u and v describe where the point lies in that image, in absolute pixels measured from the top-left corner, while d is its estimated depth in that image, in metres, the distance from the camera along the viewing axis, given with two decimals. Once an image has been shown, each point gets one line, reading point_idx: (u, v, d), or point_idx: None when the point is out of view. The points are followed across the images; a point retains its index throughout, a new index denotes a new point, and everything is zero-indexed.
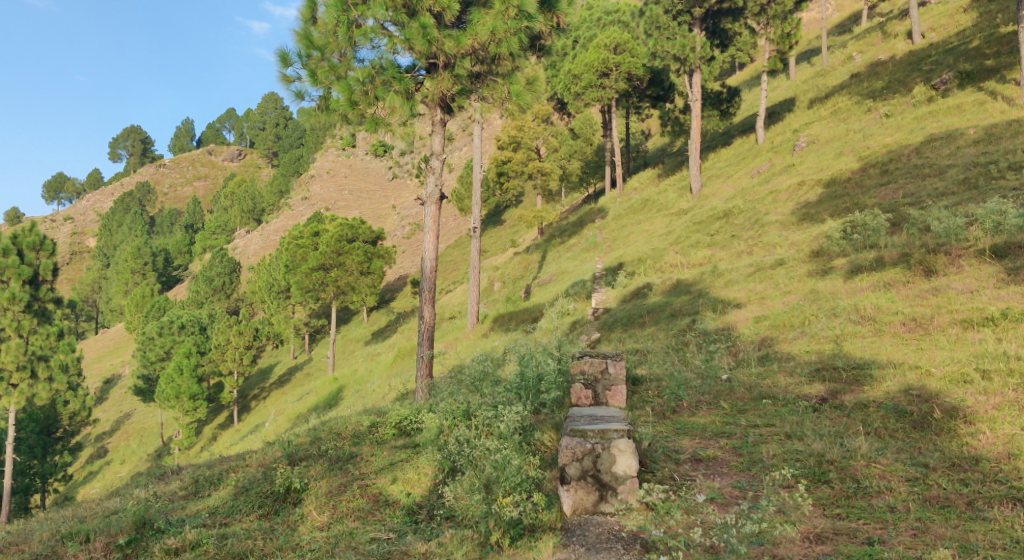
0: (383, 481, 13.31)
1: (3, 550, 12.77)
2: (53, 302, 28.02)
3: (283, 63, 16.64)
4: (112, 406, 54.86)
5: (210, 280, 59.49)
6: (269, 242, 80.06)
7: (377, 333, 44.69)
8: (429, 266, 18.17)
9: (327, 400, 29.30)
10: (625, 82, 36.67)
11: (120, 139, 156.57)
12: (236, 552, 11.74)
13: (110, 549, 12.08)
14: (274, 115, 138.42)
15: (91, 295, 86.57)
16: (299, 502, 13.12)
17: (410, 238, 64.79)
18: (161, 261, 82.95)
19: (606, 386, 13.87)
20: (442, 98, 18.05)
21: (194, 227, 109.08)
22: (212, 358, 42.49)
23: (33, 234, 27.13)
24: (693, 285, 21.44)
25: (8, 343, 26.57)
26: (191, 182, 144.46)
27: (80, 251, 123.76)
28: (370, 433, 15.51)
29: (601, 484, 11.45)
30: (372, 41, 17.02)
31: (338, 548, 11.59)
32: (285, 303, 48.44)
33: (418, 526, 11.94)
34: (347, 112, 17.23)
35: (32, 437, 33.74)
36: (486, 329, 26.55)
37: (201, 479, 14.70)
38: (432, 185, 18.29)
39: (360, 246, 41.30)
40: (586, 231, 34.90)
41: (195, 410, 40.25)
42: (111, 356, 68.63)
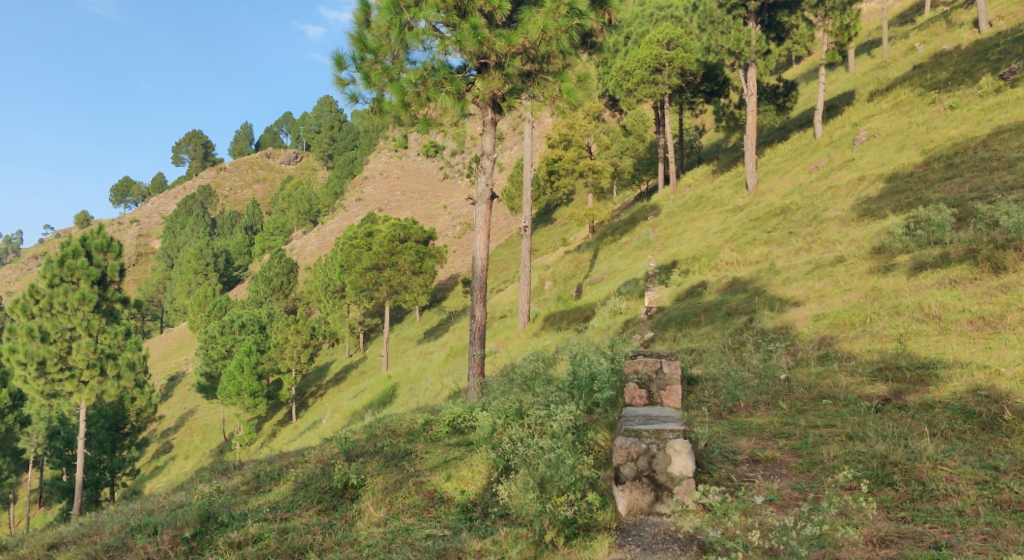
0: (438, 478, 13.46)
1: (77, 541, 13.30)
2: (120, 302, 29.00)
3: (338, 67, 16.97)
4: (176, 403, 56.59)
5: (269, 280, 60.93)
6: (325, 242, 81.55)
7: (429, 332, 45.08)
8: (480, 265, 18.30)
9: (382, 398, 29.70)
10: (678, 78, 36.22)
11: (182, 144, 161.36)
12: (297, 546, 12.00)
13: (176, 541, 12.46)
14: (329, 118, 140.62)
15: (156, 295, 89.52)
16: (356, 498, 13.37)
17: (461, 238, 65.21)
18: (223, 262, 85.30)
19: (661, 385, 13.73)
20: (493, 98, 18.12)
21: (253, 228, 111.80)
22: (271, 356, 43.49)
23: (101, 236, 28.32)
24: (750, 284, 21.08)
25: (79, 342, 27.53)
26: (250, 185, 147.96)
27: (146, 252, 128.09)
28: (425, 430, 15.72)
29: (656, 485, 11.40)
30: (424, 43, 17.18)
31: (395, 544, 11.76)
32: (340, 302, 49.26)
33: (474, 523, 12.05)
34: (400, 113, 17.52)
35: (102, 433, 35.05)
36: (538, 328, 26.56)
37: (262, 474, 15.09)
38: (483, 185, 18.40)
39: (412, 246, 41.70)
40: (638, 229, 34.61)
41: (255, 406, 41.31)
42: (176, 354, 70.81)
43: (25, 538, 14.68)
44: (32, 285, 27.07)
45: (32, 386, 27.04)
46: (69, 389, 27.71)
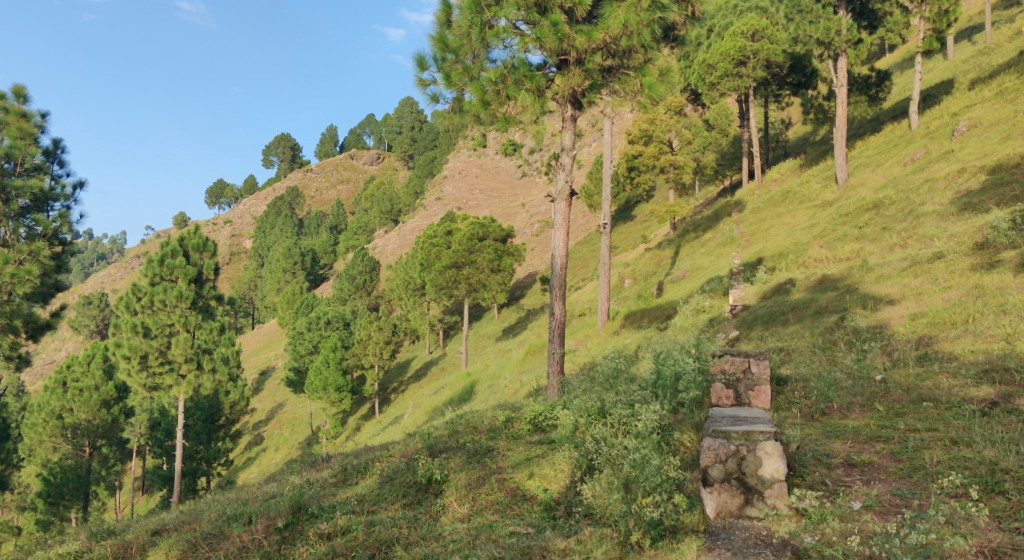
0: (521, 476, 13.50)
1: (178, 528, 13.91)
2: (215, 299, 30.21)
3: (420, 67, 17.21)
4: (267, 397, 58.63)
5: (353, 278, 62.44)
6: (406, 241, 83.05)
7: (508, 329, 45.29)
8: (559, 263, 18.24)
9: (462, 394, 30.01)
10: (764, 70, 35.27)
11: (271, 147, 167.06)
12: (384, 539, 12.21)
13: (270, 531, 12.86)
14: (410, 119, 142.71)
15: (248, 293, 92.99)
16: (440, 493, 13.54)
17: (540, 235, 65.28)
18: (310, 261, 87.86)
19: (749, 386, 13.56)
20: (573, 94, 17.94)
21: (338, 228, 114.70)
22: (355, 352, 44.51)
23: (197, 237, 29.60)
24: (841, 281, 20.31)
25: (177, 337, 28.76)
26: (335, 185, 151.94)
27: (239, 251, 133.32)
28: (506, 428, 15.81)
29: (746, 488, 11.15)
30: (504, 41, 17.23)
31: (479, 540, 11.81)
32: (421, 299, 50.04)
33: (557, 522, 11.99)
34: (480, 112, 17.61)
35: (199, 424, 36.68)
36: (618, 326, 26.28)
37: (349, 468, 15.47)
38: (563, 182, 18.31)
39: (491, 244, 41.92)
40: (722, 225, 33.86)
41: (340, 401, 42.38)
42: (266, 349, 73.37)
43: (131, 523, 15.45)
44: (135, 283, 28.56)
45: (135, 378, 28.47)
46: (168, 382, 28.98)
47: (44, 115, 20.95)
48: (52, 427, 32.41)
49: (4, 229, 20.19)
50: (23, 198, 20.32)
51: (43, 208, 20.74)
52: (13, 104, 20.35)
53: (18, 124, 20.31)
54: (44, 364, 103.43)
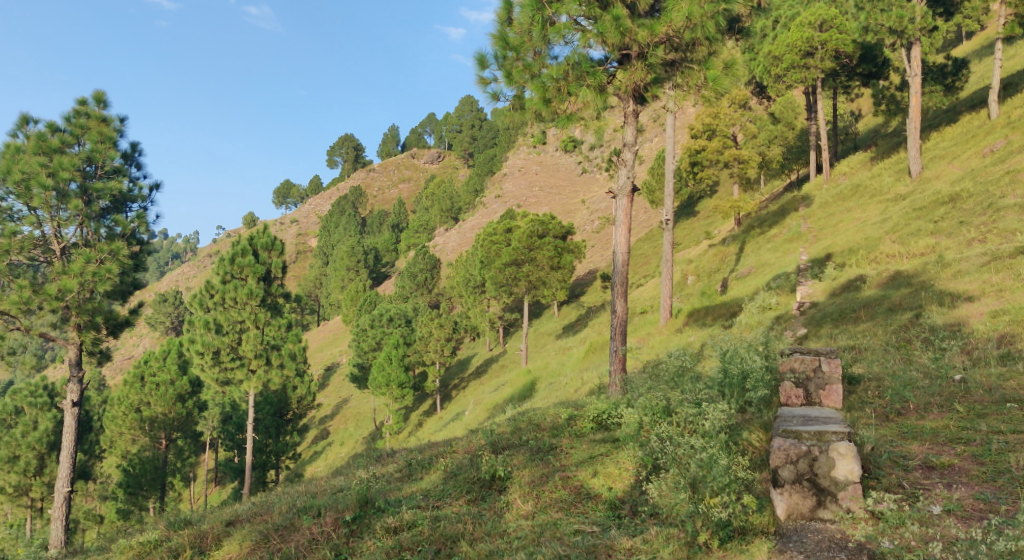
0: (585, 474, 13.46)
1: (250, 519, 14.30)
2: (283, 297, 30.88)
3: (481, 66, 17.31)
4: (332, 392, 59.87)
5: (414, 275, 63.14)
6: (466, 238, 83.67)
7: (569, 327, 45.18)
8: (621, 259, 18.09)
9: (523, 392, 30.00)
10: (832, 61, 34.31)
11: (335, 147, 170.16)
12: (449, 534, 12.31)
13: (338, 523, 13.13)
14: (470, 118, 143.37)
15: (313, 290, 95.16)
16: (504, 490, 13.60)
17: (600, 232, 64.85)
18: (373, 258, 89.20)
19: (820, 385, 13.24)
20: (636, 89, 17.79)
21: (399, 226, 116.08)
22: (417, 349, 45.01)
23: (265, 236, 30.29)
24: (915, 277, 19.59)
25: (248, 334, 29.62)
26: (396, 184, 153.85)
27: (304, 250, 136.47)
28: (569, 425, 15.78)
29: (819, 489, 10.94)
30: (566, 37, 17.17)
31: (544, 538, 11.82)
32: (481, 297, 50.32)
33: (623, 521, 11.91)
34: (541, 110, 17.59)
35: (268, 418, 37.73)
36: (681, 324, 25.94)
37: (414, 463, 15.66)
38: (624, 177, 18.15)
39: (551, 241, 41.62)
40: (788, 221, 33.04)
41: (403, 397, 42.85)
42: (331, 346, 74.85)
43: (206, 513, 15.94)
44: (208, 281, 29.50)
45: (208, 373, 29.63)
46: (239, 377, 29.92)
47: (123, 120, 21.76)
48: (131, 420, 33.68)
49: (87, 229, 21.19)
50: (104, 199, 21.20)
51: (121, 209, 21.66)
52: (94, 110, 21.20)
53: (99, 129, 21.14)
54: (123, 359, 108.17)
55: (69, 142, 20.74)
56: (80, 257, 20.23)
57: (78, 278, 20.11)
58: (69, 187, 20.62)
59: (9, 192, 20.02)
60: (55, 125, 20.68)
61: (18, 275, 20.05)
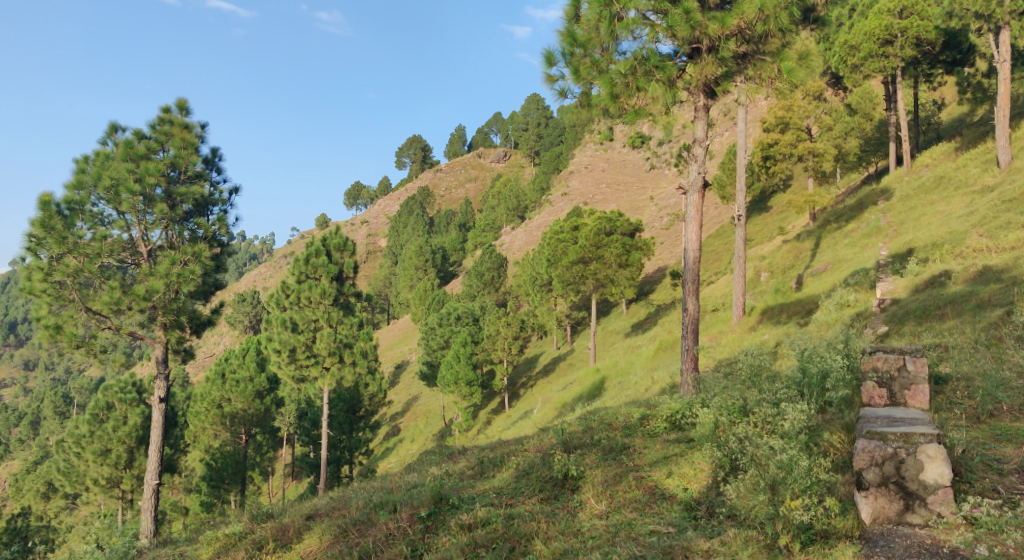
0: (659, 474, 13.36)
1: (329, 513, 14.66)
2: (355, 296, 31.49)
3: (548, 63, 17.36)
4: (402, 390, 60.78)
5: (481, 274, 63.56)
6: (532, 237, 83.74)
7: (638, 325, 44.77)
8: (693, 256, 17.81)
9: (592, 391, 29.84)
10: (913, 49, 33.06)
11: (403, 148, 172.55)
12: (523, 532, 12.35)
13: (414, 519, 13.34)
14: (537, 116, 143.23)
15: (383, 290, 96.87)
16: (577, 489, 13.57)
17: (669, 229, 63.99)
18: (441, 258, 90.14)
19: (905, 385, 12.76)
20: (706, 83, 17.46)
21: (466, 226, 116.98)
22: (485, 347, 45.27)
23: (338, 237, 30.93)
24: (1005, 273, 18.70)
25: (322, 332, 30.32)
26: (463, 184, 154.89)
27: (374, 250, 139.14)
28: (642, 425, 15.63)
29: (906, 493, 10.63)
30: (634, 33, 17.01)
31: (618, 537, 11.75)
32: (548, 295, 50.22)
33: (699, 522, 11.78)
34: (609, 105, 17.49)
35: (341, 414, 38.56)
36: (754, 321, 25.39)
37: (486, 461, 15.79)
38: (695, 173, 17.85)
39: (619, 238, 41.14)
40: (867, 215, 31.94)
41: (471, 395, 43.07)
42: (401, 344, 75.94)
43: (287, 506, 16.39)
44: (284, 281, 30.38)
45: (285, 370, 30.46)
46: (314, 374, 30.68)
47: (204, 126, 22.54)
48: (213, 415, 34.86)
49: (171, 232, 22.11)
50: (187, 203, 22.05)
51: (203, 212, 22.52)
52: (177, 117, 22.02)
53: (182, 135, 21.98)
54: (205, 357, 112.67)
55: (155, 148, 21.57)
56: (165, 259, 21.04)
57: (164, 279, 20.93)
58: (155, 192, 21.50)
59: (99, 197, 20.96)
60: (142, 132, 21.55)
61: (109, 276, 20.96)
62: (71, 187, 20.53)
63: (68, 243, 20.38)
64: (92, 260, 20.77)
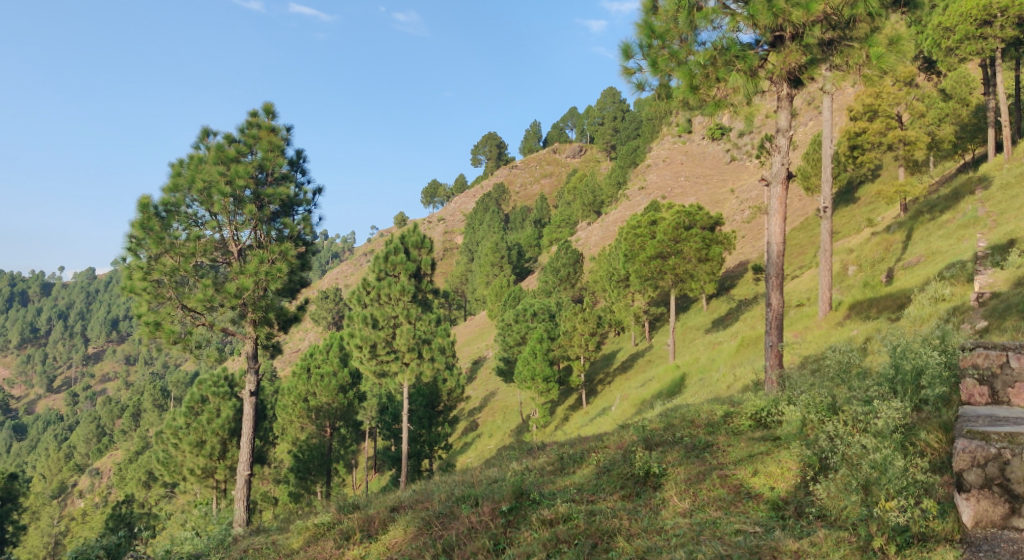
0: (744, 473, 13.12)
1: (412, 506, 14.95)
2: (433, 292, 31.93)
3: (625, 56, 17.27)
4: (480, 385, 61.37)
5: (557, 270, 63.52)
6: (609, 232, 83.17)
7: (718, 321, 43.88)
8: (776, 250, 17.38)
9: (671, 388, 29.48)
10: (1015, 29, 31.17)
11: (479, 146, 173.80)
12: (605, 529, 12.30)
13: (495, 514, 13.44)
14: (612, 110, 141.93)
15: (460, 286, 98.12)
16: (659, 487, 13.44)
17: (751, 222, 62.47)
18: (516, 254, 90.50)
19: (1009, 382, 12.06)
20: (790, 72, 16.95)
21: (541, 222, 117.08)
22: (561, 343, 45.09)
23: (416, 235, 31.42)
24: None
25: (401, 328, 30.89)
26: (539, 180, 154.87)
27: (451, 247, 140.97)
28: (725, 423, 15.34)
29: (1012, 495, 10.08)
30: (713, 22, 16.66)
31: (703, 536, 11.56)
32: (625, 291, 49.81)
33: (787, 522, 11.58)
34: (689, 98, 17.17)
35: (421, 409, 39.23)
36: (841, 317, 24.59)
37: (566, 457, 15.79)
38: (779, 164, 17.41)
39: (698, 233, 40.39)
40: (963, 204, 30.42)
41: (548, 391, 43.14)
42: (478, 340, 76.64)
43: (371, 498, 16.80)
44: (365, 278, 31.10)
45: (366, 365, 31.17)
46: (394, 369, 31.27)
47: (289, 129, 23.21)
48: (299, 409, 35.97)
49: (260, 232, 22.92)
50: (274, 204, 22.80)
51: (289, 212, 23.24)
52: (264, 120, 22.78)
53: (269, 138, 22.68)
54: (291, 352, 116.64)
55: (244, 151, 22.38)
56: (254, 258, 21.79)
57: (253, 277, 21.67)
58: (244, 194, 22.33)
59: (193, 199, 21.91)
60: (232, 136, 22.38)
61: (202, 275, 21.90)
62: (168, 190, 21.53)
63: (165, 244, 21.36)
64: (187, 259, 21.73)
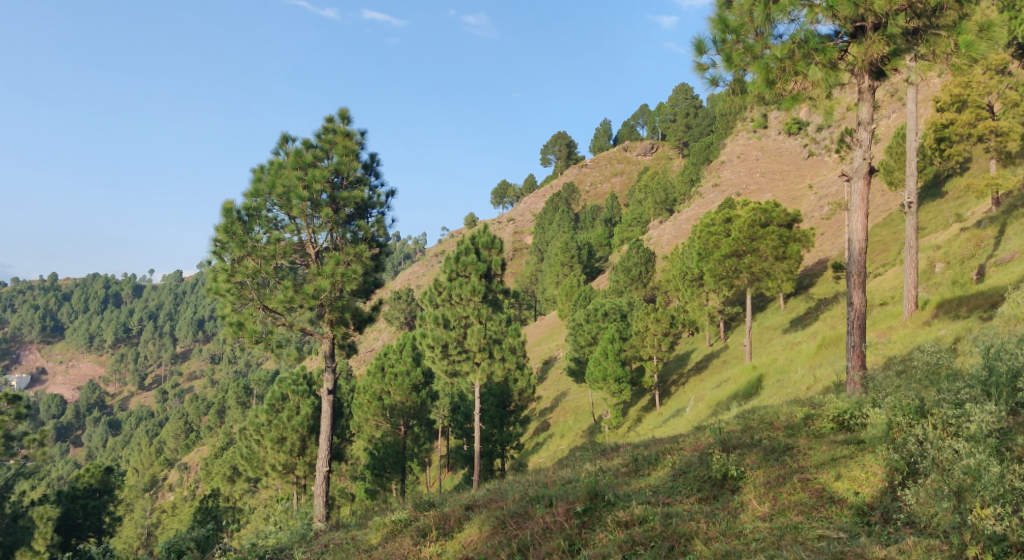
0: (827, 477, 12.75)
1: (487, 505, 15.05)
2: (503, 293, 32.06)
3: (698, 52, 17.08)
4: (551, 385, 61.32)
5: (628, 269, 62.95)
6: (681, 230, 81.98)
7: (796, 320, 42.70)
8: (858, 247, 16.79)
9: (748, 389, 28.86)
10: None
11: (549, 146, 173.70)
12: (682, 531, 12.12)
13: (570, 514, 13.42)
14: (684, 106, 139.49)
15: (530, 286, 98.37)
16: (737, 490, 13.19)
17: (830, 218, 60.58)
18: (587, 253, 90.14)
19: None
20: (872, 63, 16.47)
21: (612, 221, 116.16)
22: (634, 343, 44.66)
23: (486, 235, 31.60)
24: None
25: (472, 328, 31.12)
26: (609, 179, 153.73)
27: (521, 247, 141.50)
28: (806, 425, 14.90)
29: None
30: (791, 15, 16.22)
31: (784, 541, 11.33)
32: (699, 290, 49.00)
33: (873, 528, 11.28)
34: (764, 92, 16.79)
35: (492, 409, 39.41)
36: (928, 317, 23.64)
37: (641, 458, 15.66)
38: (860, 159, 16.89)
39: (775, 230, 39.33)
40: None
41: (620, 392, 42.78)
42: (549, 340, 76.60)
43: (447, 496, 16.99)
44: (437, 279, 31.49)
45: (438, 365, 31.57)
46: (466, 368, 31.52)
47: (364, 133, 23.73)
48: (375, 407, 36.65)
49: (336, 234, 23.45)
50: (349, 207, 23.36)
51: (363, 215, 23.75)
52: (340, 126, 23.36)
53: (344, 143, 23.27)
54: (366, 351, 119.04)
55: (321, 156, 23.04)
56: (331, 260, 22.33)
57: (330, 278, 22.23)
58: (321, 197, 22.90)
59: (274, 203, 22.59)
60: (309, 141, 23.05)
61: (283, 277, 22.57)
62: (250, 194, 22.29)
63: (247, 246, 22.10)
64: (268, 262, 22.43)
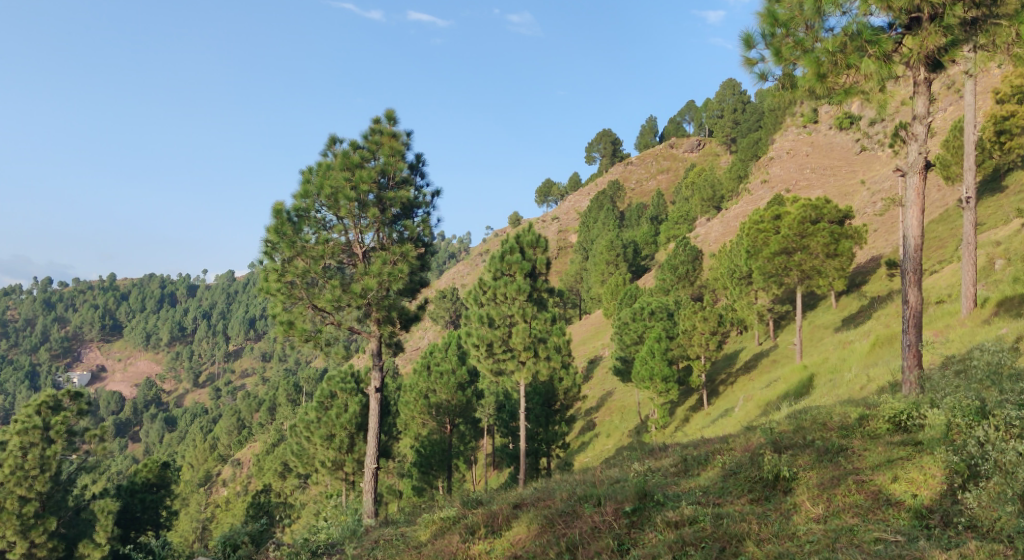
0: (883, 478, 12.43)
1: (535, 503, 15.04)
2: (548, 292, 32.00)
3: (747, 46, 16.86)
4: (597, 384, 61.02)
5: (675, 267, 62.29)
6: (729, 228, 80.84)
7: (848, 319, 41.84)
8: (913, 244, 16.30)
9: (799, 389, 28.35)
10: None
11: (594, 144, 172.74)
12: (733, 532, 11.97)
13: (619, 514, 13.36)
14: (732, 102, 137.22)
15: (575, 285, 97.97)
16: (789, 491, 12.96)
17: (883, 215, 59.13)
18: (632, 252, 89.48)
19: None
20: (928, 55, 15.93)
21: (658, 218, 115.03)
22: (680, 342, 44.22)
23: (531, 234, 31.57)
24: None
25: (518, 327, 31.12)
26: (655, 176, 152.26)
27: (566, 246, 141.11)
28: (861, 425, 14.52)
29: None
30: (843, 7, 15.91)
31: (839, 544, 11.15)
32: (747, 288, 48.27)
33: (933, 532, 11.08)
34: (815, 86, 16.46)
35: (538, 408, 39.36)
36: (988, 315, 22.92)
37: (690, 458, 15.48)
38: (915, 153, 16.42)
39: (826, 226, 38.65)
40: None
41: (667, 391, 42.38)
42: (595, 339, 76.23)
43: (495, 494, 17.01)
44: (483, 278, 31.57)
45: (484, 363, 31.71)
46: (511, 367, 31.53)
47: (409, 134, 23.96)
48: (421, 405, 36.94)
49: (383, 234, 23.72)
50: (395, 207, 23.59)
51: (409, 215, 23.96)
52: (386, 126, 23.60)
53: (390, 144, 23.49)
54: (412, 350, 120.00)
55: (368, 157, 23.30)
56: (378, 260, 22.58)
57: (377, 278, 22.47)
58: (368, 198, 23.19)
59: (322, 204, 22.88)
60: (356, 143, 23.35)
61: (331, 276, 22.84)
62: (299, 196, 22.63)
63: (297, 247, 22.46)
64: (316, 261, 22.75)
